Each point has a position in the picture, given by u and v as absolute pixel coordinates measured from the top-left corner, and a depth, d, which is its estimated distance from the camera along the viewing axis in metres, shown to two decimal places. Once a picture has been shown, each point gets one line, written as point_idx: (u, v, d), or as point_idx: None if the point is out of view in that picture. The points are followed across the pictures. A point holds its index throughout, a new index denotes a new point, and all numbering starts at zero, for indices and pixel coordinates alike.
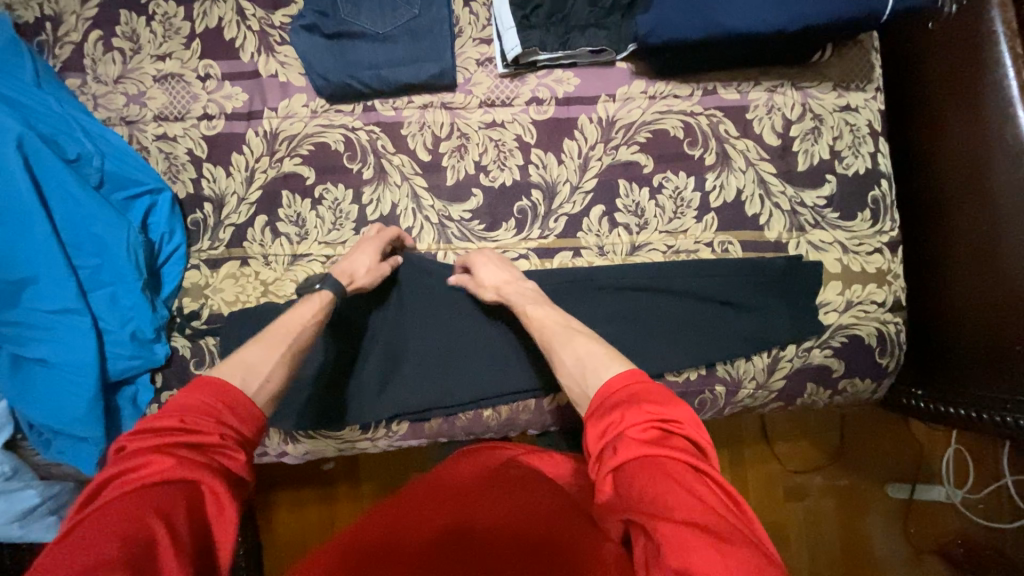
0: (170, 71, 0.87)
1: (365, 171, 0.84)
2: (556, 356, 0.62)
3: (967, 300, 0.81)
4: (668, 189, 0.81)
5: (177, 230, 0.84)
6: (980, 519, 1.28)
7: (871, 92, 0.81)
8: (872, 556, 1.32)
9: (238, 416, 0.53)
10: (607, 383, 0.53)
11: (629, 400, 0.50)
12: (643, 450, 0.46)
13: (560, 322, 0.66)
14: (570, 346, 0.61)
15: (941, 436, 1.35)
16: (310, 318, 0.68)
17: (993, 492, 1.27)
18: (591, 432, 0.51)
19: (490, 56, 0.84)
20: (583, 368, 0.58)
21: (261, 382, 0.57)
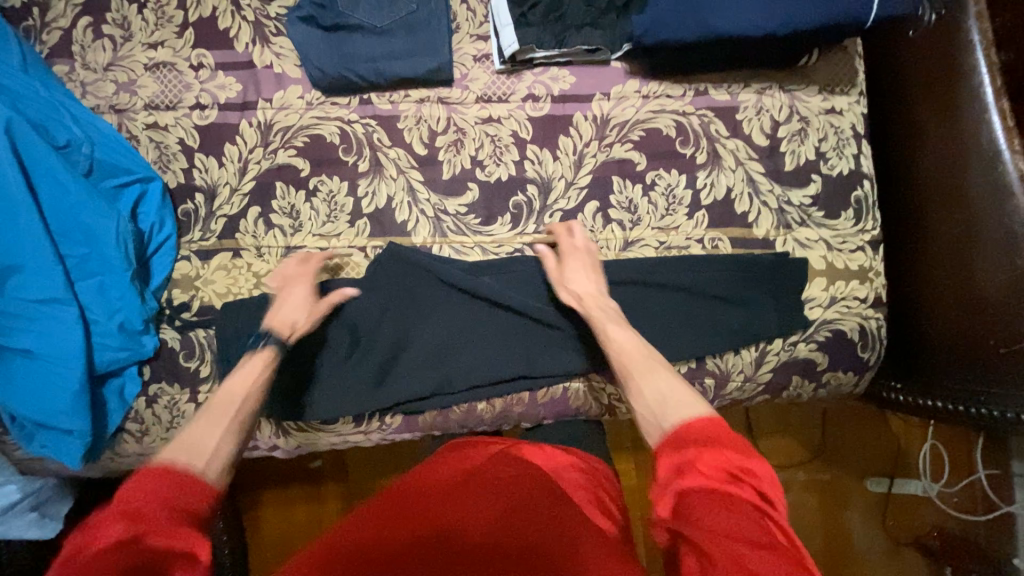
0: (162, 59, 0.86)
1: (360, 164, 0.84)
2: (635, 384, 0.62)
3: (942, 296, 0.85)
4: (660, 186, 0.83)
5: (168, 220, 0.83)
6: (955, 511, 1.31)
7: (854, 95, 0.84)
8: (853, 549, 1.37)
9: (189, 496, 0.50)
10: (687, 421, 0.54)
11: (707, 441, 0.51)
12: (716, 485, 0.47)
13: (643, 349, 0.66)
14: (648, 378, 0.62)
15: (918, 430, 1.39)
16: (254, 381, 0.65)
17: (968, 485, 1.30)
18: (663, 457, 0.52)
19: (487, 53, 0.84)
20: (666, 400, 0.58)
21: (206, 460, 0.54)
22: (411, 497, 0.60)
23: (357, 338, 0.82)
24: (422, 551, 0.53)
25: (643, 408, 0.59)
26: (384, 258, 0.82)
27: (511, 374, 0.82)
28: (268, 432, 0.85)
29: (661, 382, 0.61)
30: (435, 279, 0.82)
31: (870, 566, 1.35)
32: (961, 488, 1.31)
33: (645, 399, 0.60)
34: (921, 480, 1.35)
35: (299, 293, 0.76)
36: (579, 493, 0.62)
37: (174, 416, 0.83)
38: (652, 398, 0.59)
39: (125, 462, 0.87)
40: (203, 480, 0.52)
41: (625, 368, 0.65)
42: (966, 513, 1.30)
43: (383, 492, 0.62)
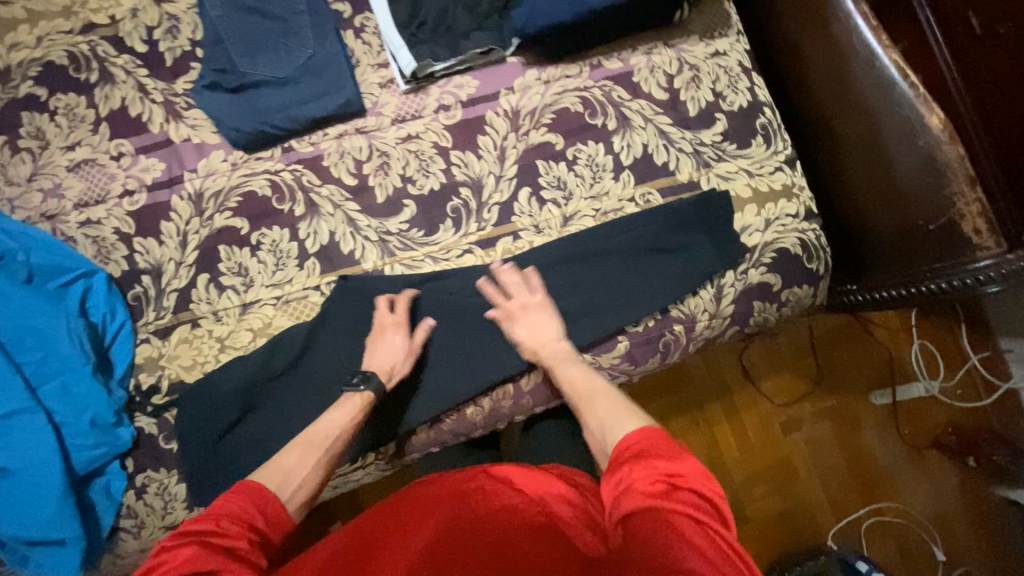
0: (83, 158, 0.88)
1: (296, 208, 0.86)
2: (582, 416, 0.66)
3: (867, 189, 0.91)
4: (582, 159, 0.87)
5: (119, 307, 0.83)
6: (961, 403, 1.39)
7: (732, 36, 0.90)
8: (878, 465, 1.39)
9: (264, 516, 0.58)
10: (625, 439, 0.57)
11: (637, 457, 0.53)
12: (655, 501, 0.48)
13: (586, 380, 0.70)
14: (593, 407, 0.65)
15: (905, 336, 1.44)
16: (349, 420, 0.72)
17: (966, 374, 1.39)
18: (605, 489, 0.53)
19: (391, 78, 0.89)
20: (613, 416, 0.62)
21: (293, 489, 0.63)
22: (393, 518, 0.57)
23: (328, 380, 0.81)
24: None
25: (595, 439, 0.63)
26: (334, 303, 0.83)
27: (491, 372, 0.83)
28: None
29: (607, 404, 0.64)
30: None
31: (898, 477, 1.38)
32: (961, 379, 1.39)
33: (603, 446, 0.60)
34: (922, 382, 1.40)
35: (394, 342, 0.79)
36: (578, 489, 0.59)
37: (168, 502, 0.82)
38: (596, 426, 0.63)
39: (128, 563, 0.85)
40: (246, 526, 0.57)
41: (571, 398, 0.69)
42: (971, 401, 1.38)
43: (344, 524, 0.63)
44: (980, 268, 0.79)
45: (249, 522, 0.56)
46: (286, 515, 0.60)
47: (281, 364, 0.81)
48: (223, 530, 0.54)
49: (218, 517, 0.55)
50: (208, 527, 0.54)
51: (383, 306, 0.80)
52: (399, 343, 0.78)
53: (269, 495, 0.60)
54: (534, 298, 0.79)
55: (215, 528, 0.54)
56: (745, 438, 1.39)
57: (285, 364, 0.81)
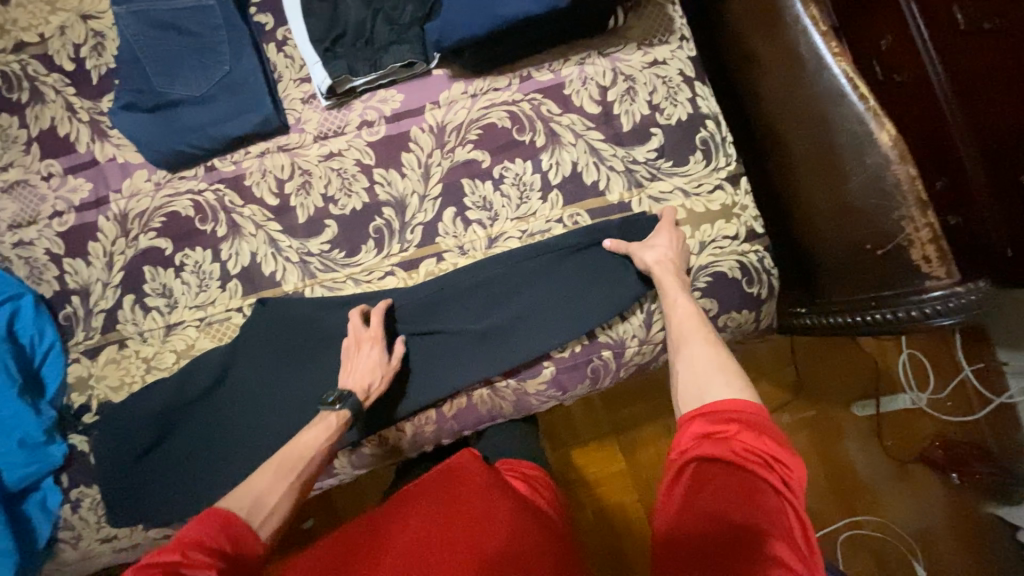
0: (16, 178, 0.89)
1: (218, 229, 0.85)
2: (682, 351, 0.67)
3: (815, 204, 0.82)
4: (509, 178, 0.83)
5: (48, 329, 0.85)
6: (950, 416, 1.31)
7: (675, 42, 0.84)
8: (858, 479, 1.33)
9: (232, 542, 0.57)
10: (729, 401, 0.57)
11: (748, 423, 0.54)
12: (745, 459, 0.51)
13: (696, 318, 0.70)
14: (700, 348, 0.66)
15: (892, 344, 1.37)
16: (325, 442, 0.72)
17: (958, 386, 1.30)
18: (696, 424, 0.56)
19: (313, 93, 0.86)
20: (715, 368, 0.62)
21: (265, 515, 0.62)
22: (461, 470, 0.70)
23: (248, 400, 0.82)
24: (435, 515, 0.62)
25: (685, 373, 0.64)
26: (255, 327, 0.83)
27: (412, 398, 0.82)
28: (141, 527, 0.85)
29: (705, 353, 0.65)
30: (320, 332, 0.83)
31: (880, 492, 1.32)
32: (952, 391, 1.31)
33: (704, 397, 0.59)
34: (908, 393, 1.33)
35: (368, 358, 0.77)
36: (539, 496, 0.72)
37: (100, 516, 0.85)
38: (702, 373, 0.62)
39: (72, 569, 0.89)
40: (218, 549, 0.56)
41: (679, 331, 0.69)
42: (963, 416, 1.29)
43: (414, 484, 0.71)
44: (930, 299, 0.74)
45: (217, 546, 0.55)
46: (257, 541, 0.60)
47: (202, 386, 0.81)
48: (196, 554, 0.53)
49: (186, 547, 0.53)
50: (174, 557, 0.52)
51: (355, 315, 0.79)
52: (375, 358, 0.77)
53: (237, 520, 0.59)
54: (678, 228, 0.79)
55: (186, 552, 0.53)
56: None
57: (207, 385, 0.82)
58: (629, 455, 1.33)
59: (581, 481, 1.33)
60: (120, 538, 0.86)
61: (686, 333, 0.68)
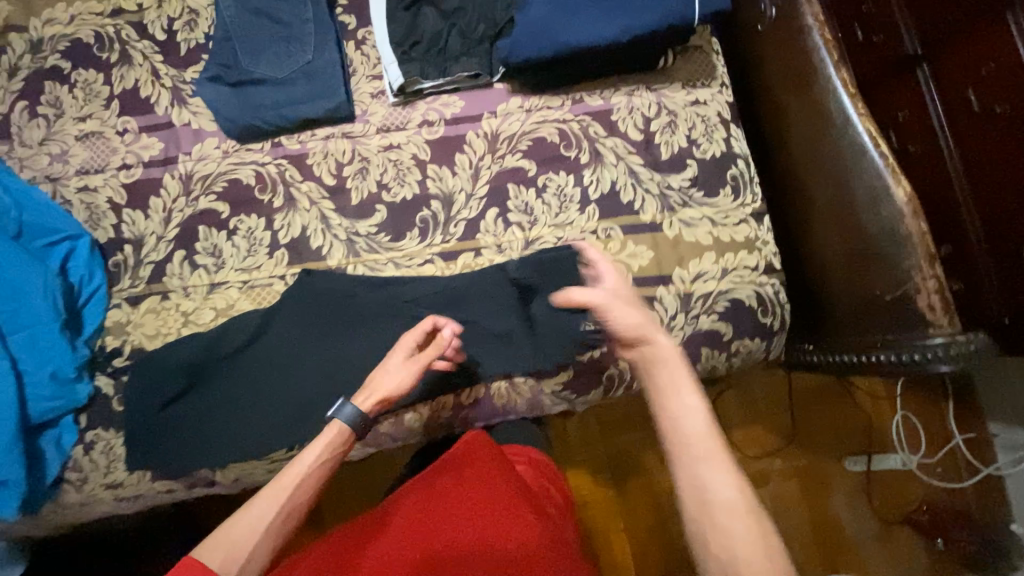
0: (91, 129, 0.95)
1: (275, 200, 0.91)
2: (716, 517, 0.56)
3: (831, 247, 0.90)
4: (551, 188, 0.90)
5: (97, 271, 0.88)
6: (938, 482, 1.35)
7: (716, 87, 0.92)
8: (844, 535, 1.35)
9: None
10: None
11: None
12: None
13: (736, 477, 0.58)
14: (738, 523, 0.55)
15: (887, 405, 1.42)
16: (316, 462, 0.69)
17: (948, 453, 1.35)
18: None
19: (382, 89, 0.94)
20: (751, 548, 0.54)
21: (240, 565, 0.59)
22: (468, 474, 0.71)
23: (275, 366, 0.85)
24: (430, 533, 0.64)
25: (718, 550, 0.55)
26: (295, 295, 0.87)
27: (433, 382, 0.86)
28: (148, 478, 0.87)
29: (740, 520, 0.56)
30: (355, 307, 0.87)
31: (865, 552, 1.34)
32: (942, 458, 1.36)
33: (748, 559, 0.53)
34: (900, 454, 1.37)
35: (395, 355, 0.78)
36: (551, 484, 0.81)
37: (111, 462, 0.87)
38: (738, 542, 0.55)
39: (71, 512, 0.90)
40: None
41: (706, 498, 0.57)
42: (951, 482, 1.34)
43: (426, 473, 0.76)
44: (933, 345, 0.77)
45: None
46: None
47: (236, 344, 0.85)
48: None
49: None
50: None
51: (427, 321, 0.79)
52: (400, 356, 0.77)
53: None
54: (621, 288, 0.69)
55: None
56: None
57: (241, 344, 0.85)
58: (621, 481, 1.34)
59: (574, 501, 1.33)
60: (126, 487, 0.87)
61: (699, 457, 0.59)
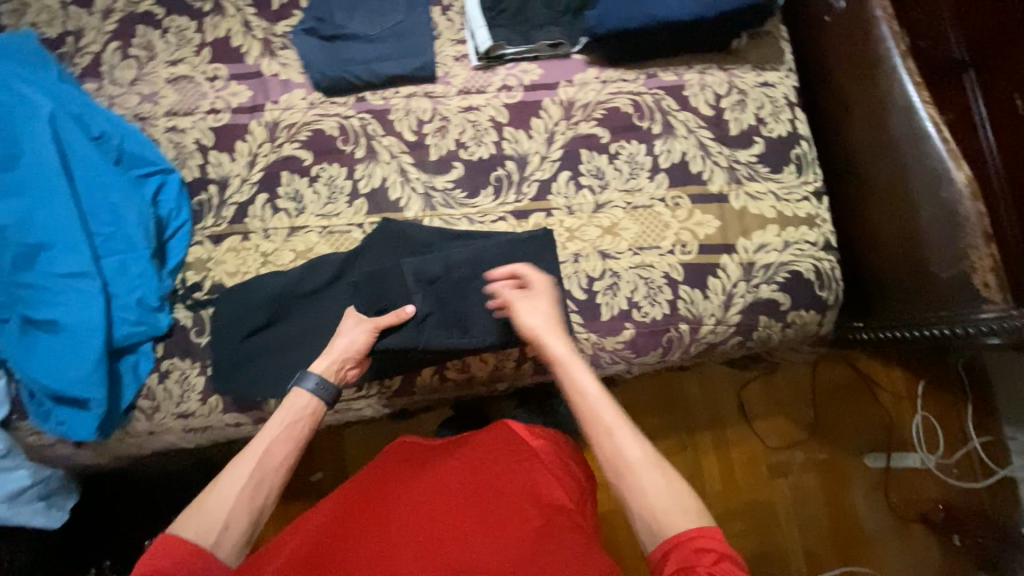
0: (182, 74, 0.98)
1: (357, 151, 0.95)
2: (632, 479, 0.64)
3: (886, 230, 0.94)
4: (623, 155, 0.94)
5: (184, 207, 0.92)
6: (954, 481, 1.36)
7: (784, 71, 0.97)
8: (860, 528, 1.36)
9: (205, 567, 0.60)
10: (682, 532, 0.59)
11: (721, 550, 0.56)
12: None
13: (638, 442, 0.66)
14: (642, 475, 0.64)
15: (908, 405, 1.41)
16: (281, 421, 0.72)
17: (965, 455, 1.36)
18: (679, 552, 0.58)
19: (466, 53, 0.98)
20: (666, 496, 0.62)
21: (219, 533, 0.62)
22: (465, 453, 0.75)
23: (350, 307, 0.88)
24: (423, 499, 0.68)
25: (640, 508, 0.63)
26: (374, 241, 0.90)
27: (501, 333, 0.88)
28: (220, 408, 0.89)
29: (650, 476, 0.64)
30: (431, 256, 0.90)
31: (879, 545, 1.35)
32: (959, 459, 1.36)
33: (646, 496, 0.63)
34: (918, 452, 1.38)
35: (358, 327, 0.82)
36: (573, 466, 0.79)
37: (185, 391, 0.88)
38: (654, 497, 0.62)
39: (137, 441, 0.91)
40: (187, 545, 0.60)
41: (614, 459, 0.66)
42: (966, 482, 1.35)
43: (438, 450, 0.80)
44: (983, 321, 0.83)
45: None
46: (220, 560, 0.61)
47: (316, 284, 0.88)
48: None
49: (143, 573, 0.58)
50: None
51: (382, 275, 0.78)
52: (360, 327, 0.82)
53: (202, 555, 0.60)
54: (547, 291, 0.80)
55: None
56: (729, 473, 1.39)
57: (321, 284, 0.88)
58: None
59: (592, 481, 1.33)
60: (197, 417, 0.89)
61: (614, 427, 0.67)
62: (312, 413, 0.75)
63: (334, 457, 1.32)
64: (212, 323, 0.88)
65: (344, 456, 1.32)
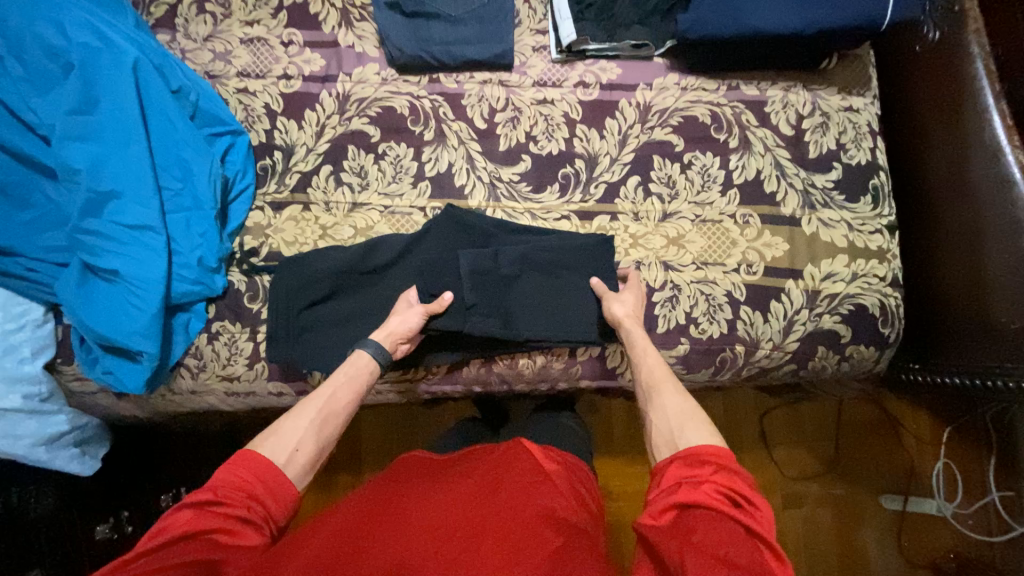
0: (256, 35, 0.97)
1: (426, 133, 0.93)
2: (656, 401, 0.70)
3: (953, 274, 0.90)
4: (696, 166, 0.91)
5: (249, 171, 0.91)
6: (969, 532, 1.28)
7: (869, 97, 0.94)
8: (868, 567, 1.32)
9: (269, 491, 0.60)
10: (694, 446, 0.61)
11: (720, 466, 0.58)
12: (717, 504, 0.55)
13: (665, 372, 0.73)
14: (665, 398, 0.69)
15: (930, 449, 1.35)
16: (342, 376, 0.74)
17: (982, 507, 1.28)
18: (673, 467, 0.60)
19: (545, 45, 0.96)
20: (685, 421, 0.65)
21: (289, 454, 0.63)
22: (474, 459, 0.73)
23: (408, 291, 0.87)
24: (435, 490, 0.65)
25: (658, 422, 0.67)
26: (436, 226, 0.88)
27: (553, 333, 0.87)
28: (265, 375, 0.89)
29: (672, 400, 0.69)
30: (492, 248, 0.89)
31: None
32: (976, 510, 1.29)
33: (667, 411, 0.68)
34: (935, 499, 1.32)
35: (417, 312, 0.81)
36: (585, 494, 0.73)
37: (232, 354, 0.88)
38: (672, 417, 0.66)
39: (179, 398, 0.92)
40: (256, 463, 0.61)
41: (643, 381, 0.74)
42: (981, 535, 1.27)
43: (452, 457, 0.76)
44: None
45: (258, 497, 0.59)
46: (290, 485, 0.62)
47: (375, 263, 0.87)
48: (240, 524, 0.56)
49: (215, 489, 0.58)
50: (206, 496, 0.57)
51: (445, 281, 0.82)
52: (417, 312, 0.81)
53: (273, 470, 0.61)
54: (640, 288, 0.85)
55: (212, 502, 0.57)
56: None
57: (379, 264, 0.87)
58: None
59: (604, 490, 1.31)
60: (241, 381, 0.89)
61: (644, 359, 0.76)
62: (370, 369, 0.76)
63: (352, 435, 1.32)
64: (268, 291, 0.87)
65: (361, 437, 1.32)
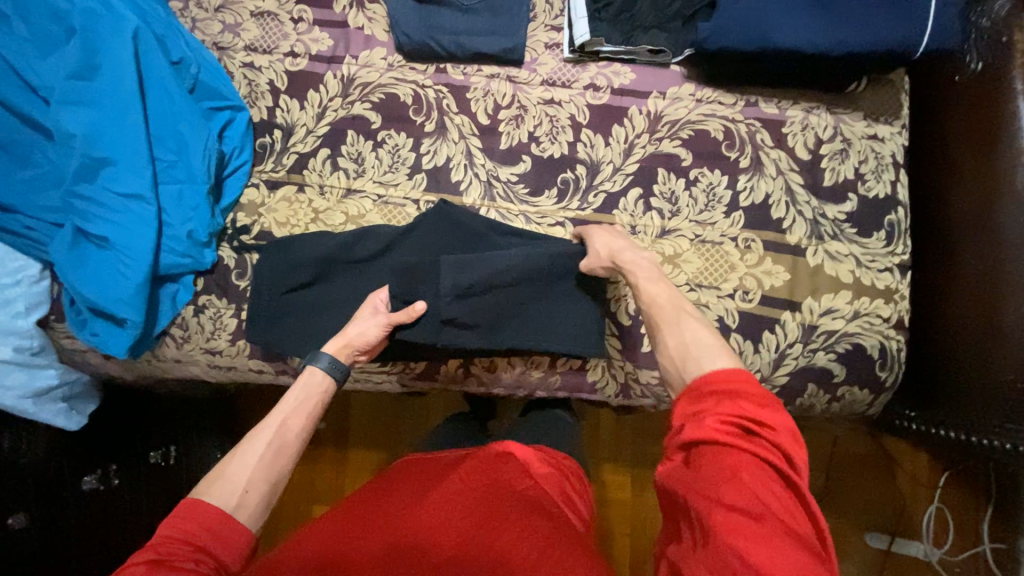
0: (267, 9, 0.95)
1: (427, 124, 0.91)
2: (662, 335, 0.68)
3: (965, 324, 0.85)
4: (702, 183, 0.87)
5: (247, 148, 0.91)
6: None
7: (897, 126, 0.88)
8: None
9: (219, 538, 0.57)
10: (705, 373, 0.59)
11: (726, 393, 0.56)
12: (723, 433, 0.53)
13: (673, 302, 0.71)
14: (673, 330, 0.67)
15: (925, 490, 1.31)
16: (295, 398, 0.73)
17: (971, 557, 1.22)
18: (679, 407, 0.59)
19: (559, 42, 0.92)
20: (693, 350, 0.63)
21: (239, 496, 0.61)
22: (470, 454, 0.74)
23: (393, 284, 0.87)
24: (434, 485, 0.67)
25: (667, 358, 0.66)
26: (428, 221, 0.88)
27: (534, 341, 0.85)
28: (246, 353, 0.89)
29: (680, 331, 0.67)
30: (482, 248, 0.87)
31: None
32: (964, 559, 1.23)
33: (671, 345, 0.66)
34: (923, 542, 1.28)
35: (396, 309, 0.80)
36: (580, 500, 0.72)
37: (216, 328, 0.88)
38: (680, 347, 0.65)
39: (164, 365, 0.93)
40: (207, 510, 0.58)
41: (650, 315, 0.72)
42: None
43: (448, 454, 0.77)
44: None
45: (206, 548, 0.56)
46: (243, 528, 0.60)
47: (363, 253, 0.86)
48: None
49: (161, 544, 0.55)
50: (150, 553, 0.54)
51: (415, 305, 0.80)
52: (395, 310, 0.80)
53: (223, 514, 0.59)
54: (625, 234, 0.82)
55: (163, 556, 0.54)
56: None
57: (368, 254, 0.87)
58: (636, 492, 1.30)
59: None
60: (224, 356, 0.90)
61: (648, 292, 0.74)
62: (324, 388, 0.76)
63: (337, 415, 1.33)
64: (254, 270, 0.87)
65: (346, 417, 1.33)
